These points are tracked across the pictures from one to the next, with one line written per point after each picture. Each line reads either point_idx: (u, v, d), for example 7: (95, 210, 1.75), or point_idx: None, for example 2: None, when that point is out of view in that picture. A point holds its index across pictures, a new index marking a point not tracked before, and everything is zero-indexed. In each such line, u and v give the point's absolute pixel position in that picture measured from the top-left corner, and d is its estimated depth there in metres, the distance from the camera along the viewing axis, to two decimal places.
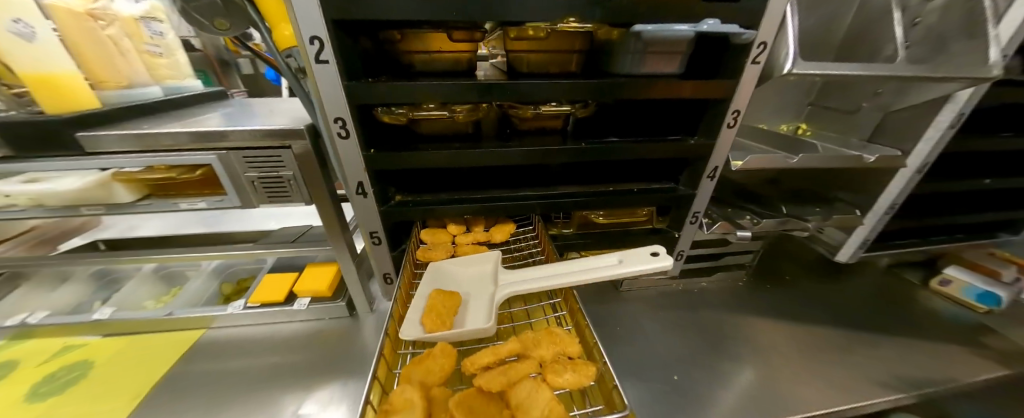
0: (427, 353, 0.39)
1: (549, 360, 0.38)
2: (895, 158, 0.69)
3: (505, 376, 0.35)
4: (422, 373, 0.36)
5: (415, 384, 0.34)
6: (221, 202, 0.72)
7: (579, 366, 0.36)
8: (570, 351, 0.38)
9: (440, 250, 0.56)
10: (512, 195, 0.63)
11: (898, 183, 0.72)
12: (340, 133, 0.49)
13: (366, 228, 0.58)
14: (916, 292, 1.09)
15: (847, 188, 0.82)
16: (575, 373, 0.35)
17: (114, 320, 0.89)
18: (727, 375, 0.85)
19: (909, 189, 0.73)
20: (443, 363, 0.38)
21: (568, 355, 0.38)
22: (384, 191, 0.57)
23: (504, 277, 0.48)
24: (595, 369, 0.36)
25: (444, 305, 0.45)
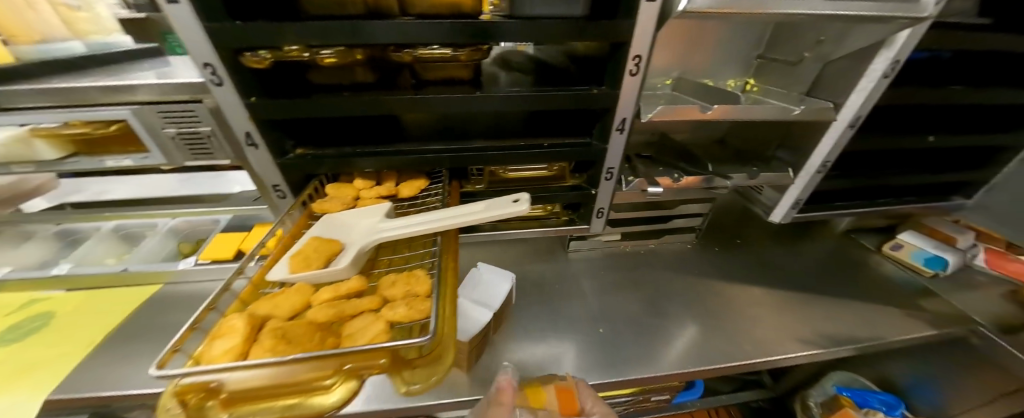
0: (283, 291, 0.41)
1: (397, 298, 0.39)
2: (824, 110, 0.65)
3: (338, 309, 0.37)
4: (269, 307, 0.38)
5: (253, 315, 0.36)
6: (145, 159, 0.73)
7: (418, 302, 0.38)
8: (417, 290, 0.40)
9: (336, 202, 0.57)
10: (418, 150, 0.62)
11: (830, 138, 0.68)
12: (213, 80, 0.48)
13: (268, 181, 0.59)
14: (868, 257, 1.08)
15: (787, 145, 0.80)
16: (409, 308, 0.37)
17: (73, 275, 0.93)
18: (656, 329, 0.87)
19: (842, 145, 0.69)
20: (293, 300, 0.39)
21: (416, 293, 0.40)
22: (281, 144, 0.58)
23: (381, 225, 0.49)
24: (429, 305, 0.37)
25: (318, 249, 0.45)
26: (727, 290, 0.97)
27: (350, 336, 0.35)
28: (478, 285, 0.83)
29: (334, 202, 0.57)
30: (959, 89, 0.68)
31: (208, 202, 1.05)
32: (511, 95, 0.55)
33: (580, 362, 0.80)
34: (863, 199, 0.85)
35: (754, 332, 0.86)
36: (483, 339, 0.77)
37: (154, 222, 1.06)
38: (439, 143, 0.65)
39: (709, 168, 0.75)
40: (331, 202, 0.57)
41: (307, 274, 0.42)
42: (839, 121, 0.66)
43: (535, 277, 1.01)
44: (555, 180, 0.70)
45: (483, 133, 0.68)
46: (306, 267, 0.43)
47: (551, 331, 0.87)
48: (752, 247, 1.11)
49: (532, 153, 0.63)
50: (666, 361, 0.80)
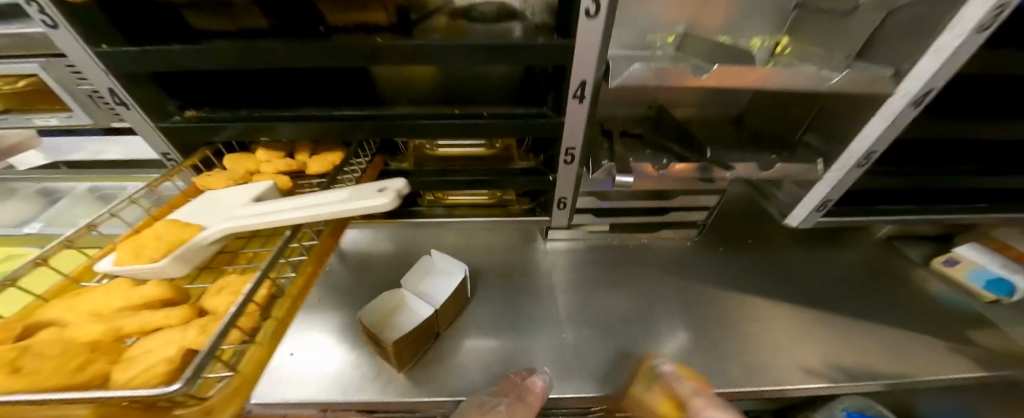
0: (96, 289, 0.34)
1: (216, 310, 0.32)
2: (877, 80, 0.45)
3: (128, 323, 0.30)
4: (64, 309, 0.31)
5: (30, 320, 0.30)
6: (67, 119, 0.67)
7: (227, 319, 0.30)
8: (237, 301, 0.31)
9: (219, 179, 0.48)
10: (326, 116, 0.51)
11: (880, 120, 0.49)
12: (43, 21, 0.39)
13: (155, 147, 0.52)
14: (911, 271, 0.88)
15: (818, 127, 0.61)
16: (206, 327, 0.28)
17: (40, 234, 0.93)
18: (629, 338, 0.76)
19: (895, 131, 0.50)
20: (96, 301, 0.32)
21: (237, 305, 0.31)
22: (161, 104, 0.49)
23: (241, 209, 0.40)
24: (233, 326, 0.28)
25: (162, 233, 0.37)
26: (724, 299, 0.82)
27: (124, 363, 0.28)
28: (426, 275, 0.74)
29: (218, 179, 0.48)
30: None
31: None
32: (423, 46, 0.42)
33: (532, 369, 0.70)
34: (913, 202, 0.65)
35: (745, 353, 0.72)
36: (425, 337, 0.69)
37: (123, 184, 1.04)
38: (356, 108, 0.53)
39: (707, 154, 0.58)
40: (217, 176, 0.48)
41: (133, 269, 0.35)
42: (900, 95, 0.46)
43: (502, 267, 0.90)
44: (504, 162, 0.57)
45: (415, 97, 0.55)
46: (133, 258, 0.35)
47: (507, 329, 0.77)
48: (766, 250, 0.93)
49: (462, 125, 0.49)
50: (631, 378, 0.69)
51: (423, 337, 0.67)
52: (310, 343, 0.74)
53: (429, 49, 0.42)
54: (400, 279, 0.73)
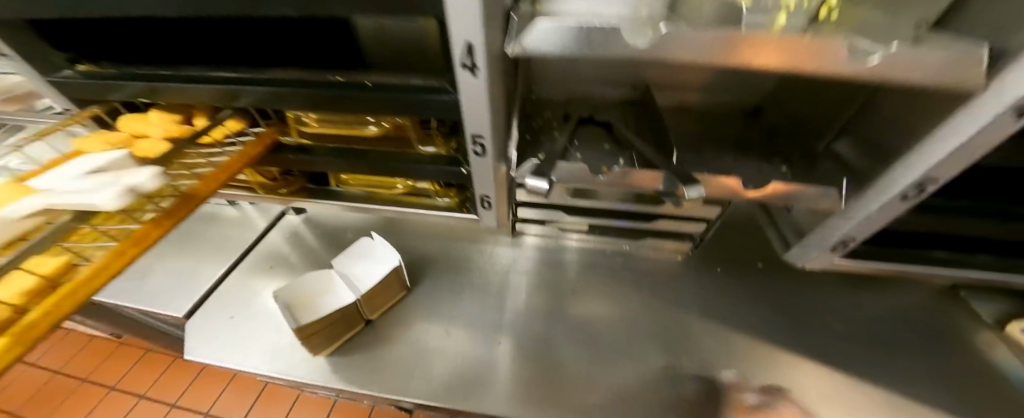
0: None
1: None
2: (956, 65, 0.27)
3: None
4: None
5: None
6: None
7: None
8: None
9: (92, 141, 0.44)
10: (210, 77, 0.45)
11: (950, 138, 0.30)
12: None
13: (58, 103, 0.49)
14: (973, 333, 0.66)
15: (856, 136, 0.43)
16: None
17: None
18: (575, 358, 0.66)
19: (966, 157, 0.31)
20: None
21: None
22: (44, 56, 0.45)
23: (72, 180, 0.36)
24: None
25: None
26: (702, 332, 0.69)
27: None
28: (363, 259, 0.69)
29: (95, 140, 0.45)
30: None
31: None
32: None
33: (462, 374, 0.65)
34: (986, 250, 0.46)
35: (708, 401, 0.60)
36: (349, 324, 0.64)
37: None
38: (246, 69, 0.46)
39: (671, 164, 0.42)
40: (99, 137, 0.45)
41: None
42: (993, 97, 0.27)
43: (460, 256, 0.83)
44: (412, 151, 0.47)
45: (322, 60, 0.47)
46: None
47: (446, 326, 0.71)
48: (780, 279, 0.75)
49: (336, 98, 0.39)
50: (563, 403, 0.61)
51: (346, 324, 0.63)
52: (250, 305, 0.75)
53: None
54: (333, 259, 0.68)
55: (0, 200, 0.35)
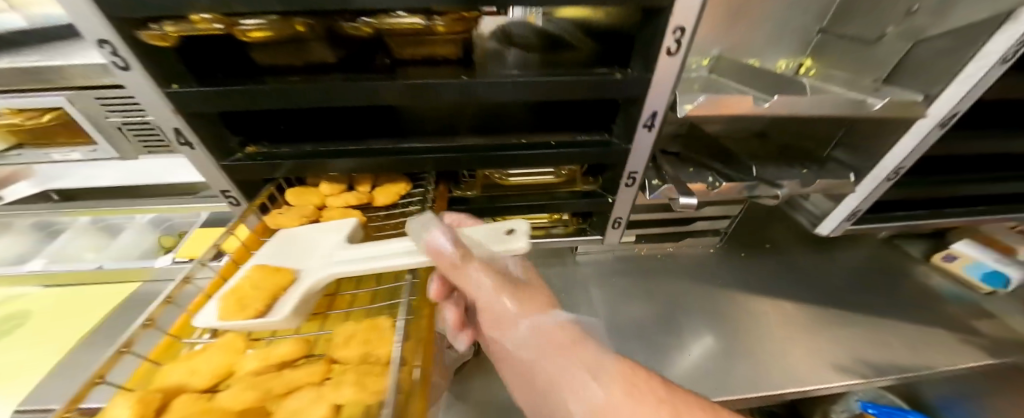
0: (204, 348, 0.32)
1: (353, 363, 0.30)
2: (910, 105, 0.52)
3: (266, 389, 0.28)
4: (182, 373, 0.29)
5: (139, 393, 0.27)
6: (93, 153, 0.64)
7: (374, 374, 0.28)
8: (377, 353, 0.30)
9: (291, 218, 0.47)
10: (397, 148, 0.52)
11: (909, 141, 0.55)
12: (115, 63, 0.37)
13: (214, 186, 0.49)
14: (913, 267, 0.94)
15: (845, 145, 0.67)
16: (360, 388, 0.27)
17: (49, 272, 0.89)
18: (666, 346, 0.77)
19: (924, 148, 0.56)
20: (215, 360, 0.31)
21: (376, 357, 0.30)
22: (226, 142, 0.47)
23: (338, 256, 0.41)
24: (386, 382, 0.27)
25: (259, 283, 0.36)
26: (752, 304, 0.86)
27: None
28: None
29: (288, 217, 0.47)
30: None
31: None
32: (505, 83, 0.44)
33: None
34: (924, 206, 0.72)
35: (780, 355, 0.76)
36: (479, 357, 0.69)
37: (130, 214, 0.98)
38: (419, 139, 0.53)
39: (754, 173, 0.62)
40: (286, 213, 0.47)
41: (238, 324, 0.33)
42: (928, 118, 0.52)
43: None
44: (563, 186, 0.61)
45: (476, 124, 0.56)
46: (241, 311, 0.33)
47: None
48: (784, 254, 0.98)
49: (532, 156, 0.50)
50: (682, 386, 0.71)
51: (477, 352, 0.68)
52: None
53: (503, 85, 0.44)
54: None
55: (278, 280, 0.37)
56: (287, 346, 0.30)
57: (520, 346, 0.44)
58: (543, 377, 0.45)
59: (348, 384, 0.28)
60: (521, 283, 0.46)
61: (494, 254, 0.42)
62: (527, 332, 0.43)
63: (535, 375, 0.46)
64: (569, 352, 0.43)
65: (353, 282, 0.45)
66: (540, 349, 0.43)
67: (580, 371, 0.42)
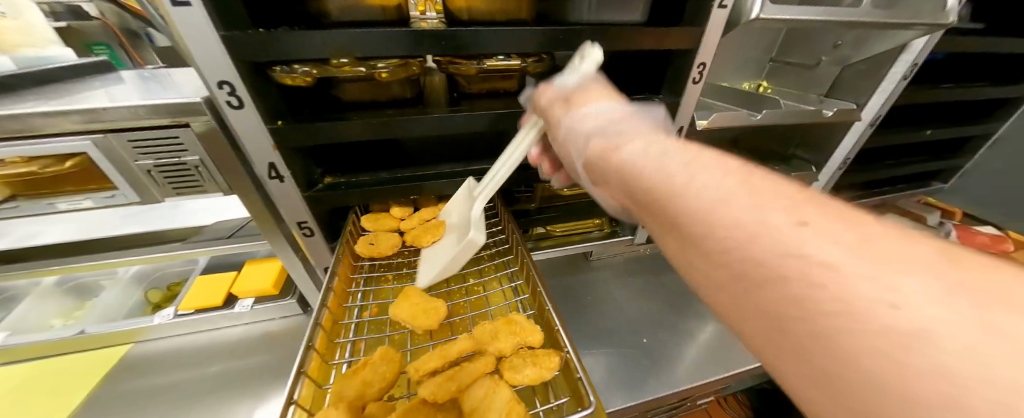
0: (366, 360, 0.37)
1: (508, 352, 0.39)
2: (851, 111, 0.75)
3: (458, 381, 0.36)
4: (358, 386, 0.35)
5: (345, 405, 0.33)
6: (112, 199, 0.60)
7: (540, 357, 0.38)
8: (529, 340, 0.39)
9: (384, 244, 0.53)
10: (465, 171, 0.57)
11: (852, 136, 0.80)
12: (230, 102, 0.38)
13: (292, 218, 0.49)
14: None
15: (804, 145, 0.90)
16: (536, 367, 0.37)
17: (13, 346, 0.79)
18: (684, 328, 0.82)
19: (858, 142, 0.81)
20: (384, 370, 0.37)
21: (528, 343, 0.39)
22: (308, 174, 0.49)
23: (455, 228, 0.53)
24: (557, 360, 0.37)
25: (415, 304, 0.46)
26: None
27: (476, 406, 0.34)
28: None
29: (384, 239, 0.54)
30: (918, 91, 0.80)
31: (185, 240, 0.93)
32: None
33: (645, 380, 0.70)
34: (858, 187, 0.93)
35: None
36: None
37: (111, 271, 0.94)
38: (484, 161, 0.60)
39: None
40: (381, 233, 0.55)
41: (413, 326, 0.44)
42: (863, 121, 0.78)
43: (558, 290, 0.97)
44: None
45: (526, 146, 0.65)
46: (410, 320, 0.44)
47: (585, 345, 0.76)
48: None
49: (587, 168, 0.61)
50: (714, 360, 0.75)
51: None
52: None
53: None
54: None
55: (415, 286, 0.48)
56: (457, 344, 0.38)
57: (593, 142, 0.42)
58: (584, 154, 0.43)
59: (522, 366, 0.37)
60: (577, 93, 0.47)
61: (566, 91, 0.47)
62: (580, 121, 0.44)
63: (580, 158, 0.44)
64: (626, 139, 0.38)
65: (457, 293, 0.53)
66: (598, 135, 0.41)
67: (657, 154, 0.34)
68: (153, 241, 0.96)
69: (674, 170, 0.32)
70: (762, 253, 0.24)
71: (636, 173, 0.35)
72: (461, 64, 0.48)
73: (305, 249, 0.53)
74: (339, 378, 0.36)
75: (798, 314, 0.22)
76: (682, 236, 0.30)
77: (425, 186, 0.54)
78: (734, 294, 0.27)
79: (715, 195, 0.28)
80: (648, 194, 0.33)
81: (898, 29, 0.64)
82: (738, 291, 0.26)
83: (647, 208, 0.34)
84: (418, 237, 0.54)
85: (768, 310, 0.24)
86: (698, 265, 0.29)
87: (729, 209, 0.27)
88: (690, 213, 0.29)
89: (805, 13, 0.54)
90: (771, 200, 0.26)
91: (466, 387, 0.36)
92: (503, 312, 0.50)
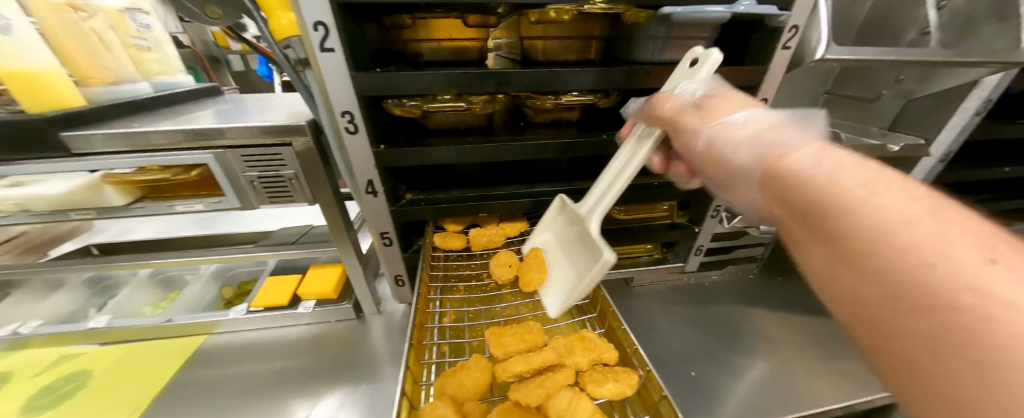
0: (461, 365, 0.43)
1: (585, 366, 0.42)
2: (919, 146, 0.73)
3: (544, 388, 0.40)
4: (454, 387, 0.40)
5: (447, 400, 0.38)
6: (218, 203, 0.68)
7: (620, 374, 0.41)
8: (605, 357, 0.43)
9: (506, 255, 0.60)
10: (529, 192, 0.61)
11: (922, 170, 0.79)
12: (348, 128, 0.45)
13: (376, 228, 0.55)
14: None
15: None
16: (617, 383, 0.39)
17: (111, 328, 0.90)
18: (734, 363, 0.77)
19: (931, 177, 0.79)
20: (475, 377, 0.42)
21: (604, 359, 0.43)
22: (395, 190, 0.55)
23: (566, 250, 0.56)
24: (637, 378, 0.40)
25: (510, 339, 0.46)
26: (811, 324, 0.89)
27: (561, 413, 0.37)
28: None
29: (500, 267, 0.58)
30: (993, 126, 0.77)
31: (257, 244, 1.04)
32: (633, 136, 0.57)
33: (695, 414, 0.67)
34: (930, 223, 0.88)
35: None
36: None
37: (195, 267, 1.06)
38: (545, 184, 0.64)
39: None
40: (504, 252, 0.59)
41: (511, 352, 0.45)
42: (931, 156, 0.77)
43: None
44: (660, 218, 0.80)
45: (584, 172, 0.69)
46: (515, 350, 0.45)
47: None
48: None
49: None
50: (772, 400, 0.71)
51: None
52: None
53: None
54: None
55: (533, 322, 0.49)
56: (542, 354, 0.42)
57: (734, 153, 0.41)
58: (719, 163, 0.43)
59: (604, 380, 0.40)
60: (708, 101, 0.46)
61: (690, 100, 0.47)
62: (717, 133, 0.43)
63: (714, 163, 0.44)
64: (769, 154, 0.37)
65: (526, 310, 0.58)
66: (738, 144, 0.41)
67: (827, 164, 0.32)
68: (231, 242, 1.08)
69: (837, 178, 0.30)
70: (910, 263, 0.24)
71: (786, 179, 0.34)
72: (537, 99, 0.54)
73: (382, 257, 0.59)
74: (439, 377, 0.41)
75: (921, 308, 0.23)
76: (821, 238, 0.30)
77: (495, 204, 0.59)
78: (857, 295, 0.27)
79: (890, 213, 0.26)
80: (797, 201, 0.33)
81: (968, 67, 0.64)
82: (856, 280, 0.27)
83: (790, 216, 0.34)
84: (533, 282, 0.55)
85: (881, 299, 0.25)
86: (827, 261, 0.30)
87: (896, 232, 0.25)
88: (837, 221, 0.29)
89: (868, 52, 0.56)
90: (958, 229, 0.24)
91: (552, 393, 0.40)
92: (572, 328, 0.54)
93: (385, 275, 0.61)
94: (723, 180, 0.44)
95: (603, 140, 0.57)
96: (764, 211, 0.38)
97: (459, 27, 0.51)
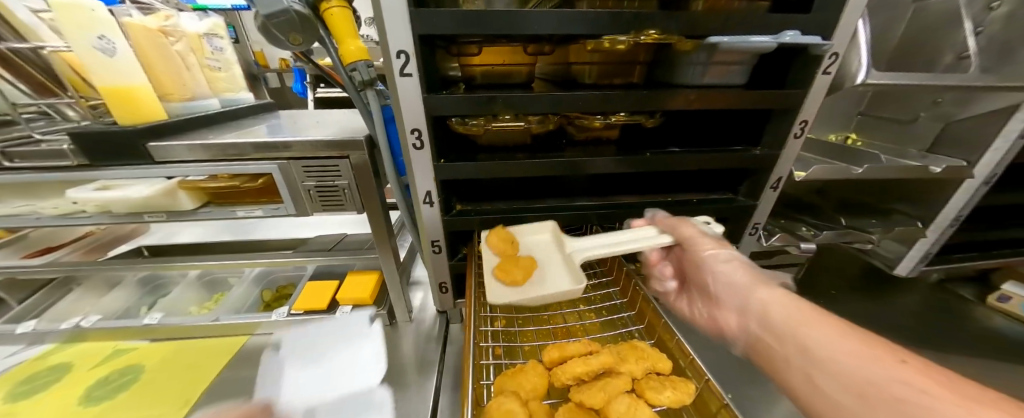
0: (520, 368, 0.48)
1: (640, 374, 0.46)
2: (962, 168, 0.73)
3: (604, 392, 0.45)
4: (514, 385, 0.45)
5: (515, 397, 0.42)
6: (277, 210, 0.73)
7: (678, 383, 0.44)
8: (660, 366, 0.47)
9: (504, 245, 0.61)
10: (570, 206, 0.64)
11: (965, 194, 0.77)
12: (415, 145, 0.49)
13: (428, 237, 0.59)
14: (971, 309, 0.98)
15: (905, 200, 0.88)
16: (675, 391, 0.43)
17: (163, 325, 0.95)
18: (771, 387, 0.76)
19: (975, 200, 0.78)
20: (534, 380, 0.46)
21: (658, 369, 0.46)
22: (448, 201, 0.59)
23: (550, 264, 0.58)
24: (694, 387, 0.43)
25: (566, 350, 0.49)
26: None
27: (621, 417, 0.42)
28: None
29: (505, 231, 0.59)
30: None
31: (297, 250, 1.09)
32: (674, 154, 0.59)
33: None
34: None
35: None
36: None
37: (239, 271, 1.12)
38: (585, 199, 0.67)
39: (841, 222, 0.81)
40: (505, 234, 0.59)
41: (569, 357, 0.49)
42: (976, 178, 0.75)
43: None
44: None
45: (622, 188, 0.71)
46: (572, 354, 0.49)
47: None
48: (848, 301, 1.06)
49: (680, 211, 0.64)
50: None
51: None
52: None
53: (672, 159, 0.59)
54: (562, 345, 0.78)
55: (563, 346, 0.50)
56: (601, 358, 0.47)
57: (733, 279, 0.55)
58: (718, 284, 0.56)
59: (660, 387, 0.44)
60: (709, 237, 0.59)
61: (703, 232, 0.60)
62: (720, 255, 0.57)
63: (715, 283, 0.57)
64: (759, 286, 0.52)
65: (567, 322, 0.60)
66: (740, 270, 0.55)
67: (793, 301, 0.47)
68: (274, 247, 1.14)
69: (805, 314, 0.45)
70: (877, 377, 0.35)
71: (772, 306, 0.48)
72: (584, 119, 0.57)
73: (430, 265, 0.63)
74: (501, 377, 0.46)
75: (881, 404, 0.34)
76: (805, 355, 0.42)
77: (540, 217, 0.61)
78: (837, 400, 0.37)
79: (842, 340, 0.40)
80: (782, 324, 0.46)
81: (1009, 91, 0.65)
82: (835, 387, 0.38)
83: (776, 336, 0.46)
84: (502, 270, 0.53)
85: (852, 399, 0.36)
86: (808, 370, 0.41)
87: (841, 348, 0.39)
88: (813, 339, 0.42)
89: (907, 77, 0.58)
90: (875, 349, 0.38)
91: (612, 395, 0.45)
92: (619, 338, 0.57)
93: (431, 283, 0.64)
94: (719, 299, 0.56)
95: (645, 157, 0.59)
96: (751, 336, 0.50)
97: (515, 54, 0.56)
